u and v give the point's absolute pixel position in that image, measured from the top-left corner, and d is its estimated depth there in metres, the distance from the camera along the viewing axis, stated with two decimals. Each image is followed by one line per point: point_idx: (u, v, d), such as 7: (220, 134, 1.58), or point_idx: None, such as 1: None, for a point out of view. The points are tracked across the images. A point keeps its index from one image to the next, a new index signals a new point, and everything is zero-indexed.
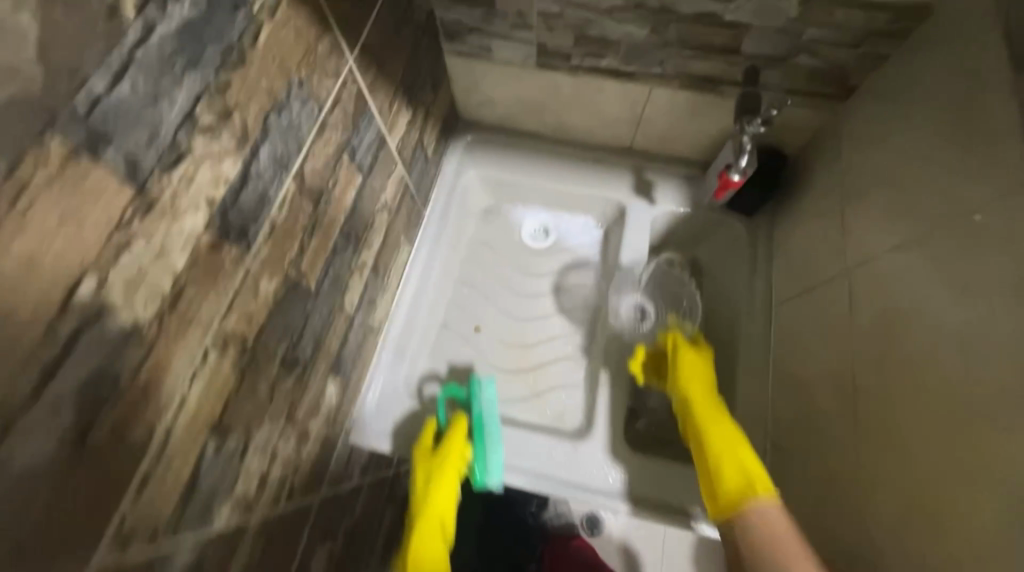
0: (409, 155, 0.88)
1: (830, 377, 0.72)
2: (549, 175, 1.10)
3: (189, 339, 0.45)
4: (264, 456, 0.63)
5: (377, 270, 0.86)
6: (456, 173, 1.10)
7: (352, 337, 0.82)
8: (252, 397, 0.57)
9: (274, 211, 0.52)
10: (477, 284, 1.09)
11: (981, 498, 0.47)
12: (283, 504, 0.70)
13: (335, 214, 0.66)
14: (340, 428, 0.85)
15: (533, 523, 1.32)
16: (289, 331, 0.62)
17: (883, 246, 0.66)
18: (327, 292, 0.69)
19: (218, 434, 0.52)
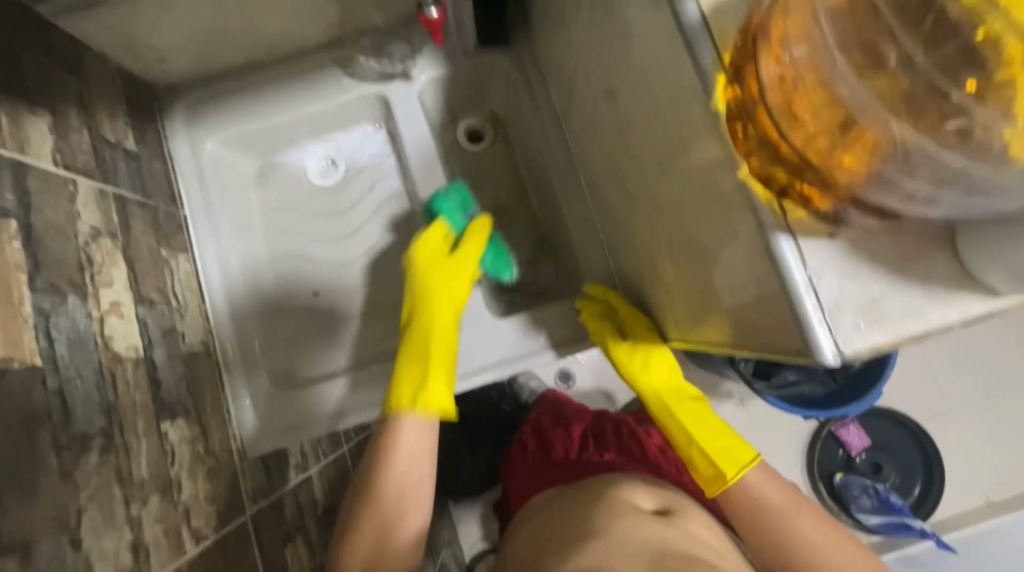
0: (93, 162, 0.73)
1: (605, 168, 0.74)
2: (293, 102, 0.97)
3: None
4: (121, 531, 0.60)
5: (149, 299, 0.76)
6: (193, 151, 0.95)
7: (167, 376, 0.75)
8: (41, 499, 0.52)
9: None
10: (293, 252, 1.01)
11: (697, 219, 0.50)
12: (195, 549, 0.70)
13: (4, 277, 0.54)
14: (223, 454, 0.82)
15: (510, 408, 1.41)
16: (41, 416, 0.54)
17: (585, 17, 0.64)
18: (75, 355, 0.61)
19: (15, 553, 0.48)
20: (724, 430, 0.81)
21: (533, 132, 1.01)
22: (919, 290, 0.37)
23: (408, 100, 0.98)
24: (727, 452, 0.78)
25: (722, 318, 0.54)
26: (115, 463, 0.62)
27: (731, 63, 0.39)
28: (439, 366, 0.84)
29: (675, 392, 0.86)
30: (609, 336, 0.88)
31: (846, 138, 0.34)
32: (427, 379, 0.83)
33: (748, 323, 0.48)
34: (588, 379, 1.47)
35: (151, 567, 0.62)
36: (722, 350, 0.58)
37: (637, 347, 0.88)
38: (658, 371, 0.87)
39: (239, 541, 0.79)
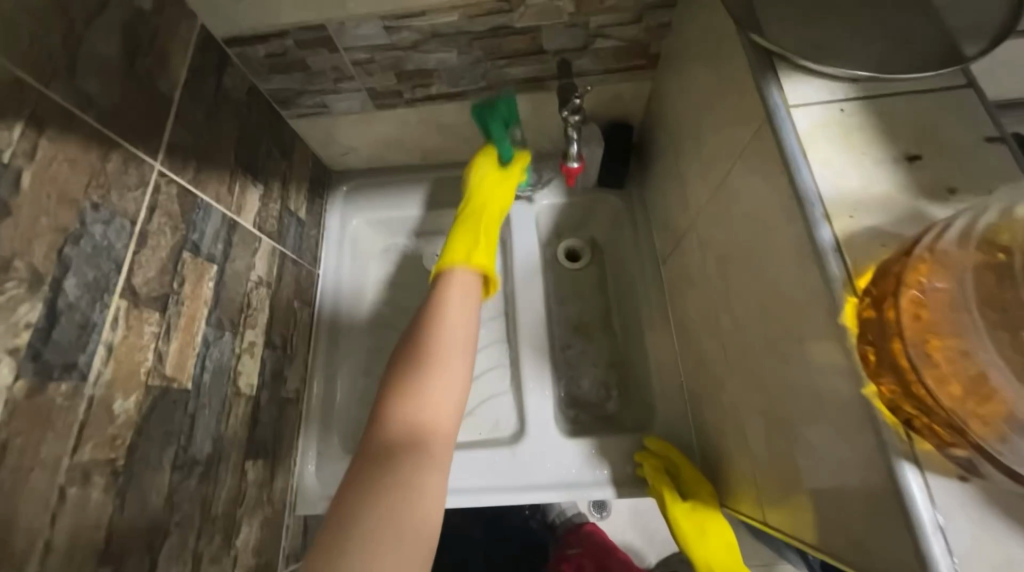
0: (275, 226, 0.90)
1: (704, 323, 0.78)
2: (430, 201, 1.15)
3: (35, 485, 0.46)
4: (185, 562, 0.63)
5: (274, 343, 0.87)
6: (341, 224, 1.13)
7: (264, 416, 0.83)
8: (145, 512, 0.57)
9: (105, 333, 0.53)
10: (391, 323, 1.11)
11: (804, 412, 0.50)
12: None
13: (193, 309, 0.67)
14: (279, 504, 0.85)
15: (536, 526, 1.35)
16: (172, 435, 0.62)
17: (707, 197, 0.73)
18: (212, 384, 0.70)
19: (111, 563, 0.53)
20: None
21: (629, 268, 1.10)
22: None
23: (525, 218, 1.11)
24: None
25: (809, 512, 0.51)
26: (204, 492, 0.67)
27: (862, 289, 0.42)
28: (483, 248, 0.87)
29: (728, 557, 0.81)
30: (670, 497, 0.83)
31: (982, 393, 0.34)
32: (473, 250, 0.86)
33: (845, 535, 0.45)
34: (626, 514, 1.37)
35: None
36: (800, 546, 0.54)
37: (695, 510, 0.83)
38: (711, 538, 0.82)
39: None
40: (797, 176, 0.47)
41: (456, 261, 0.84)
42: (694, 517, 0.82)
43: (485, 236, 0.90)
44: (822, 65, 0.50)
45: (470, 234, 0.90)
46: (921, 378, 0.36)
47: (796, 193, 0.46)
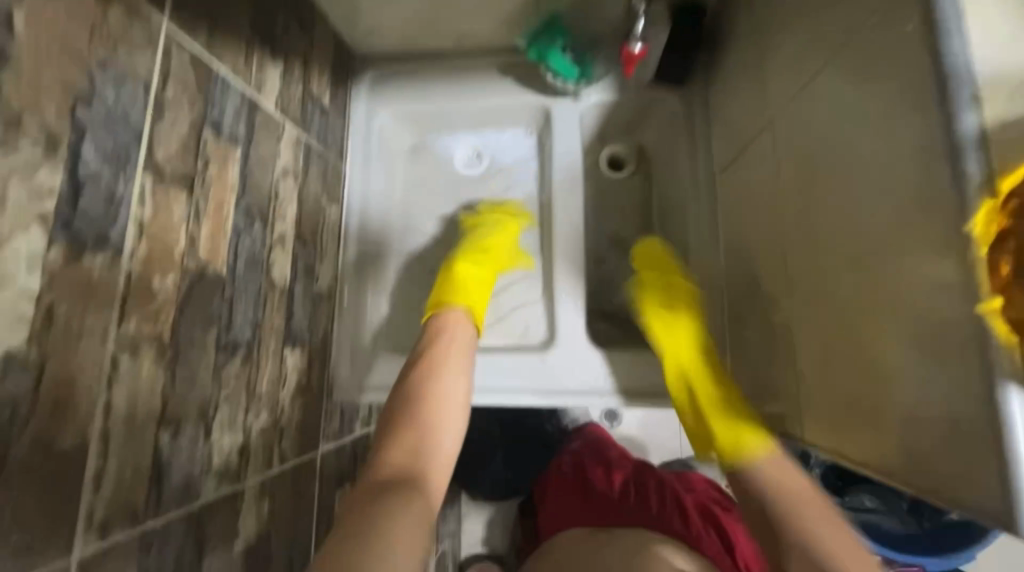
0: (298, 112, 0.83)
1: (763, 240, 0.70)
2: (464, 95, 1.04)
3: (88, 351, 0.47)
4: (236, 432, 0.68)
5: (304, 239, 0.85)
6: (367, 117, 1.05)
7: (298, 309, 0.84)
8: (196, 386, 0.60)
9: (133, 209, 0.51)
10: (421, 226, 1.07)
11: (885, 334, 0.45)
12: (278, 466, 0.78)
13: (220, 194, 0.64)
14: (318, 391, 0.90)
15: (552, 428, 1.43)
16: (213, 318, 0.63)
17: (794, 88, 0.62)
18: (247, 273, 0.70)
19: (170, 427, 0.56)
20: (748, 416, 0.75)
21: (678, 180, 1.00)
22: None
23: (569, 116, 1.00)
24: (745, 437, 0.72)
25: (869, 435, 0.48)
26: (248, 373, 0.70)
27: (1003, 191, 0.35)
28: (471, 304, 0.97)
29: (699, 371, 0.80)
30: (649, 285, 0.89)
31: None
32: (468, 302, 0.96)
33: (918, 459, 0.42)
34: (635, 426, 1.43)
35: (246, 472, 0.70)
36: (845, 462, 0.53)
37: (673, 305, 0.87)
38: (681, 348, 0.83)
39: (308, 470, 0.87)
40: (946, 48, 0.38)
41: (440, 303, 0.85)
42: (669, 310, 0.86)
43: (485, 288, 1.00)
44: None
45: (476, 285, 1.00)
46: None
47: (940, 69, 0.38)
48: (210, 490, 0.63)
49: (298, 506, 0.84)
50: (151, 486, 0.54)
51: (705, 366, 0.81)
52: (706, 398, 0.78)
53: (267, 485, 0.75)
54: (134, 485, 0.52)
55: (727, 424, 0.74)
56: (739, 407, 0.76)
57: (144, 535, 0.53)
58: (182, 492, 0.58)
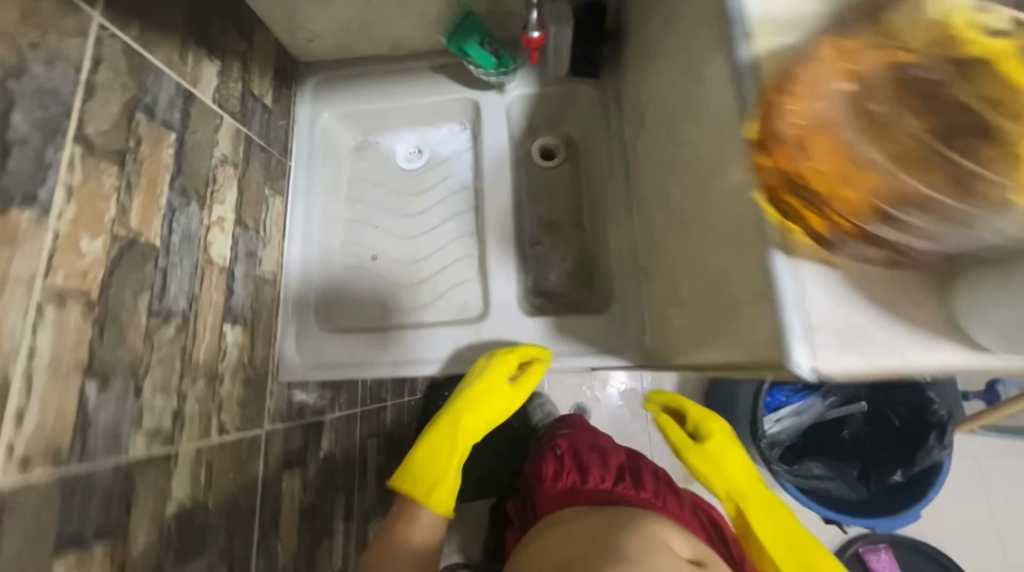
0: (238, 107, 0.90)
1: (656, 198, 0.79)
2: (402, 94, 1.13)
3: (12, 297, 0.51)
4: (170, 396, 0.71)
5: (246, 224, 0.91)
6: (312, 118, 1.12)
7: (239, 289, 0.88)
8: (125, 345, 0.64)
9: (62, 174, 0.57)
10: (365, 217, 1.13)
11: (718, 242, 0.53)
12: (217, 437, 0.81)
13: (154, 171, 0.70)
14: (262, 370, 0.93)
15: None
16: (145, 284, 0.68)
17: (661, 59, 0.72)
18: (182, 247, 0.75)
19: (96, 379, 0.60)
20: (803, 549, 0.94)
21: (600, 163, 1.10)
22: (901, 337, 0.42)
23: (497, 109, 1.10)
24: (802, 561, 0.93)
25: (724, 339, 0.55)
26: (183, 341, 0.74)
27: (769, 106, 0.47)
28: (450, 464, 0.92)
29: (759, 505, 0.99)
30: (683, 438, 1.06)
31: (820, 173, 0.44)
32: (436, 489, 0.89)
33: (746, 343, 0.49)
34: None
35: (181, 437, 0.73)
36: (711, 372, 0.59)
37: (705, 450, 1.03)
38: (750, 487, 1.01)
39: (252, 447, 0.89)
40: None
41: (416, 491, 0.88)
42: (706, 452, 1.03)
43: (455, 454, 0.93)
44: None
45: (440, 450, 0.93)
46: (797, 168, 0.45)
47: None
48: (139, 448, 0.66)
49: (241, 480, 0.86)
50: (75, 433, 0.57)
51: (745, 474, 1.02)
52: (777, 537, 0.96)
53: (206, 454, 0.78)
54: (57, 429, 0.55)
55: (793, 554, 0.94)
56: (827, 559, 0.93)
57: (66, 478, 0.56)
58: (109, 444, 0.62)
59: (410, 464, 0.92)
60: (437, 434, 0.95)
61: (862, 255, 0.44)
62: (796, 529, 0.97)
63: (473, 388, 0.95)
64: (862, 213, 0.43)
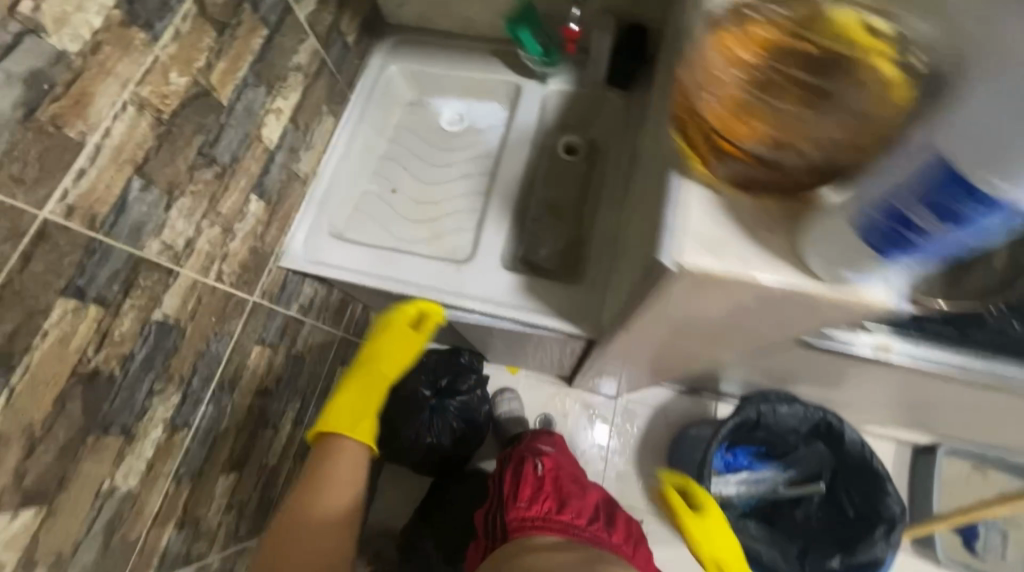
0: (324, 34, 1.09)
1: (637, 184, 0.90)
2: (459, 66, 1.29)
3: (109, 86, 0.67)
4: (189, 225, 0.85)
5: (297, 125, 1.07)
6: (380, 66, 1.30)
7: (274, 173, 1.03)
8: (172, 166, 0.79)
9: (176, 19, 0.74)
10: (398, 158, 1.29)
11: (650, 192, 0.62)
12: (214, 281, 0.93)
13: (241, 50, 0.87)
14: (268, 248, 1.07)
15: None
16: (203, 129, 0.83)
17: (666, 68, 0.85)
18: (242, 116, 0.91)
19: (142, 179, 0.74)
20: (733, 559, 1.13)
21: (610, 164, 1.21)
22: (754, 254, 0.57)
23: (534, 97, 1.24)
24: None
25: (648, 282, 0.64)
26: (216, 188, 0.89)
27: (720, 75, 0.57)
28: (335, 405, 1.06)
29: (735, 563, 1.14)
30: (684, 509, 1.16)
31: (742, 111, 0.55)
32: (349, 417, 1.05)
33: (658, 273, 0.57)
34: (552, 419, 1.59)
35: (186, 263, 0.86)
36: None
37: (702, 518, 1.16)
38: (730, 555, 1.14)
39: (237, 306, 1.01)
40: None
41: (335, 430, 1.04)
42: (702, 523, 1.15)
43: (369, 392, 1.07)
44: None
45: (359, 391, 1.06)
46: (703, 105, 0.57)
47: None
48: (152, 250, 0.79)
49: (218, 329, 0.97)
50: (112, 210, 0.71)
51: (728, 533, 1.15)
52: (710, 544, 1.13)
53: (200, 290, 0.91)
54: (100, 199, 0.69)
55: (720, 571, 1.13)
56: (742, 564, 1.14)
57: (93, 240, 0.69)
58: (132, 234, 0.75)
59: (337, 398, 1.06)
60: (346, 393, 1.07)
61: (734, 176, 0.57)
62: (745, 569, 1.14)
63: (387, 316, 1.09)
64: (754, 141, 0.55)
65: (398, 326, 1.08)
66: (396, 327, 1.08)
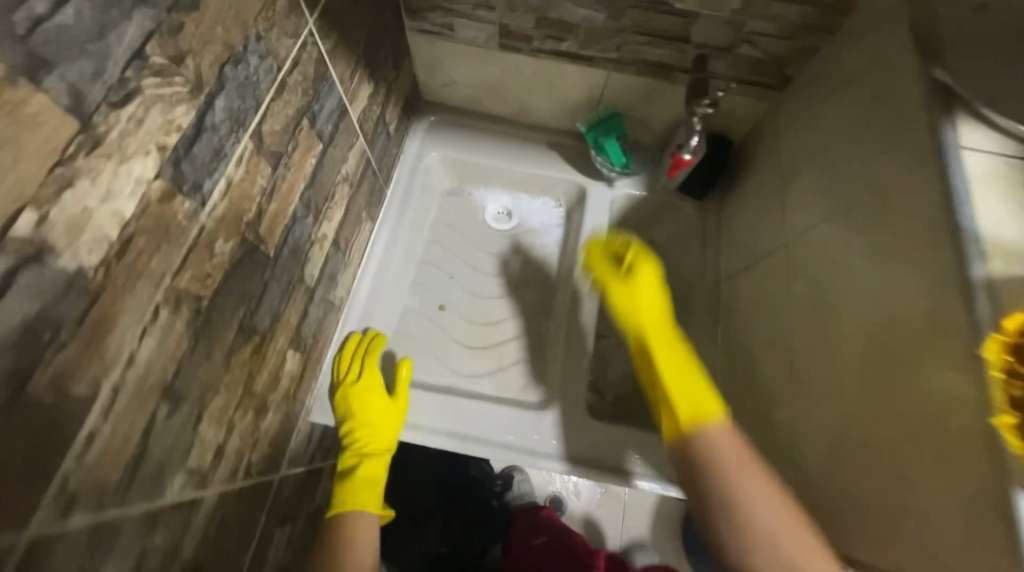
0: (371, 130, 0.87)
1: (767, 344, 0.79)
2: (510, 158, 1.12)
3: (138, 293, 0.43)
4: (220, 427, 0.60)
5: (339, 245, 0.84)
6: (418, 154, 1.10)
7: (312, 312, 0.80)
8: (207, 364, 0.55)
9: (229, 167, 0.50)
10: (442, 265, 1.09)
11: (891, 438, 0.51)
12: (241, 481, 0.68)
13: (294, 180, 0.64)
14: (299, 405, 0.82)
15: (498, 508, 1.35)
16: (246, 297, 0.60)
17: (806, 223, 0.76)
18: (287, 261, 0.68)
19: (170, 402, 0.50)
20: (699, 388, 0.76)
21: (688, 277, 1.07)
22: None
23: (602, 199, 1.08)
24: (697, 402, 0.73)
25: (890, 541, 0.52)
26: (254, 363, 0.65)
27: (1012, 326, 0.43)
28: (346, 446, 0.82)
29: (666, 342, 0.83)
30: (607, 273, 0.92)
31: None
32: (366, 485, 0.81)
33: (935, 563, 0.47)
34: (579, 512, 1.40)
35: (213, 477, 0.61)
36: None
37: (631, 281, 0.89)
38: (657, 325, 0.85)
39: (263, 495, 0.76)
40: (961, 214, 0.49)
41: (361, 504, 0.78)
42: (626, 286, 0.89)
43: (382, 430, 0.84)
44: (1004, 117, 0.53)
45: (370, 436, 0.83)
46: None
47: (958, 227, 0.48)
48: (175, 489, 0.54)
49: (242, 537, 0.71)
50: (129, 465, 0.46)
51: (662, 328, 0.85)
52: (675, 372, 0.78)
53: (225, 501, 0.65)
54: (114, 460, 0.44)
55: (684, 398, 0.75)
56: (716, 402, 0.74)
57: (101, 525, 0.44)
58: (152, 482, 0.50)
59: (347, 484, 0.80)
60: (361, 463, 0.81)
61: None
62: (694, 366, 0.79)
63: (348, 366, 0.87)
64: None
65: (353, 362, 0.88)
66: (362, 360, 0.88)
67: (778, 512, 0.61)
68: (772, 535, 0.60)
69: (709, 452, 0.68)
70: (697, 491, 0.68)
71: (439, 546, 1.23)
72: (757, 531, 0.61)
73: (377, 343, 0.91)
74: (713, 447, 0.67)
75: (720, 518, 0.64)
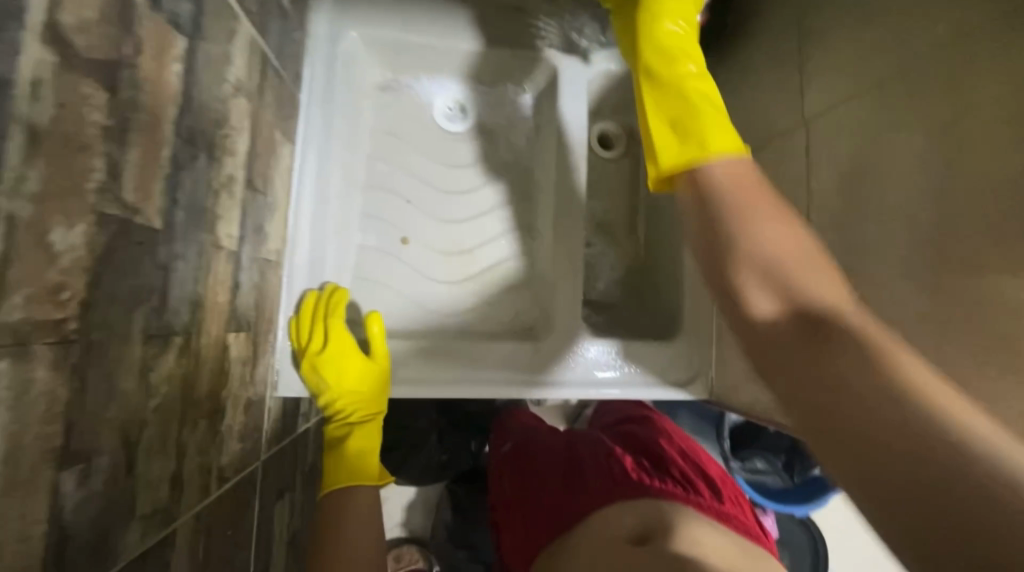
0: (257, 5, 0.59)
1: None
2: (457, 32, 0.87)
3: None
4: (167, 454, 0.48)
5: (255, 186, 0.63)
6: (331, 36, 0.82)
7: (245, 281, 0.62)
8: (115, 399, 0.39)
9: (19, 102, 0.29)
10: (393, 187, 0.88)
11: None
12: (217, 490, 0.58)
13: (158, 105, 0.42)
14: (260, 385, 0.70)
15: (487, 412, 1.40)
16: (142, 294, 0.42)
17: (837, 97, 0.64)
18: (187, 227, 0.48)
19: (77, 466, 0.36)
20: (715, 124, 0.59)
21: None
22: None
23: (578, 80, 0.89)
24: (704, 129, 0.59)
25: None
26: (185, 369, 0.50)
27: None
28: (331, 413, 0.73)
29: (680, 92, 0.64)
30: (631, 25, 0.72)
31: None
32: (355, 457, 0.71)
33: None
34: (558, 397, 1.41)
35: (180, 504, 0.50)
36: None
37: (657, 51, 0.67)
38: (691, 84, 0.64)
39: (249, 487, 0.67)
40: None
41: (362, 479, 0.69)
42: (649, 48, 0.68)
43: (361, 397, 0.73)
44: None
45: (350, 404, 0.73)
46: None
47: None
48: (134, 545, 0.43)
49: (237, 535, 0.64)
50: (46, 561, 0.34)
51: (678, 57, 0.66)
52: (662, 117, 0.65)
53: (204, 517, 0.56)
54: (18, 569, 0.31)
55: (675, 131, 0.63)
56: (726, 131, 0.59)
57: None
58: (95, 556, 0.38)
59: (339, 460, 0.70)
60: (353, 433, 0.72)
61: None
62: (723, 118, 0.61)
63: (305, 322, 0.74)
64: None
65: (315, 325, 0.73)
66: (324, 320, 0.74)
67: (829, 292, 0.45)
68: (788, 259, 0.47)
69: (699, 171, 0.57)
70: (708, 229, 0.53)
71: (435, 452, 1.35)
72: (775, 293, 0.47)
73: (338, 301, 0.76)
74: (727, 176, 0.54)
75: (727, 227, 0.51)
